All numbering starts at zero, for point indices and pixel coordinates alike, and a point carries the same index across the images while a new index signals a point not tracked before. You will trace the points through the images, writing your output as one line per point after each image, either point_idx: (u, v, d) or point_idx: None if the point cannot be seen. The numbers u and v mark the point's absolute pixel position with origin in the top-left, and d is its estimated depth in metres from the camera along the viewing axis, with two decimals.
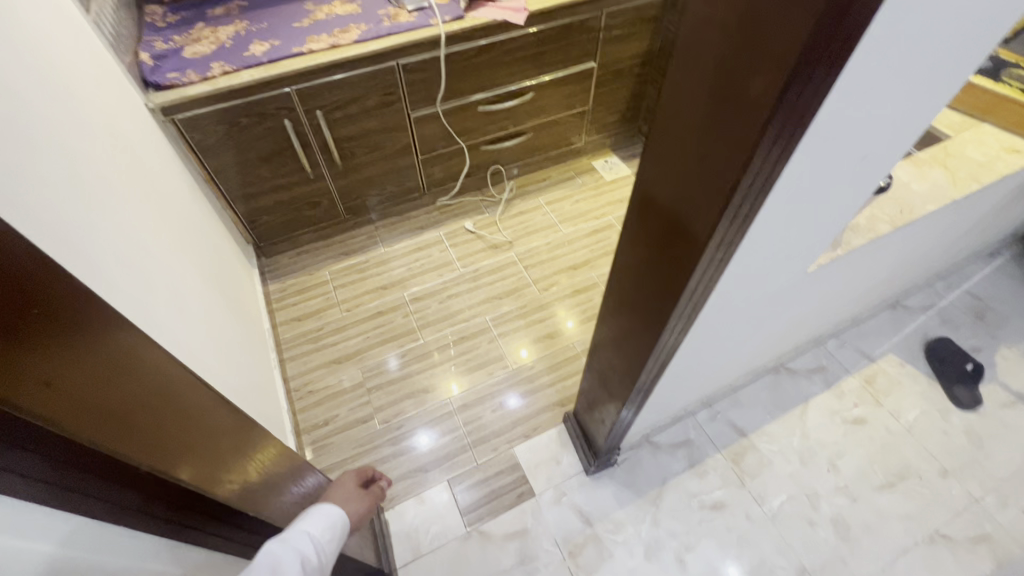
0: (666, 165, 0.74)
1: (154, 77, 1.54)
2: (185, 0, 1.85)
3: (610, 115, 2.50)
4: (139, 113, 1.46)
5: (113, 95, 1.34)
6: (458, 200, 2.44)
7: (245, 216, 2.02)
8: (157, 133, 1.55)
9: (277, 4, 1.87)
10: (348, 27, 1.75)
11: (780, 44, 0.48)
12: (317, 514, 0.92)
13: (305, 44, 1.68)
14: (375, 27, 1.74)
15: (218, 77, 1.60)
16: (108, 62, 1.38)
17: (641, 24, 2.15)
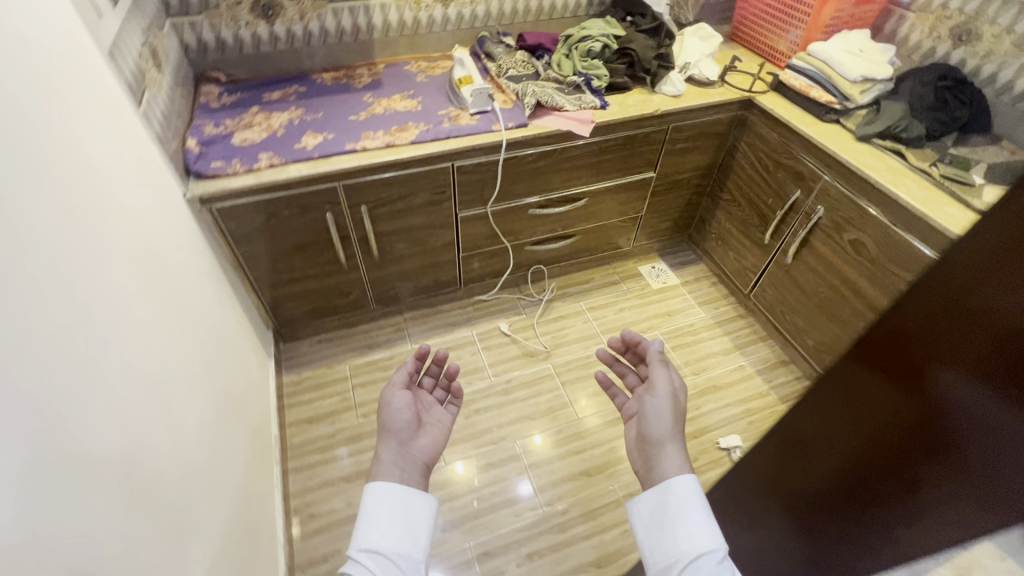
0: (779, 488, 0.58)
1: (199, 165, 1.45)
2: (243, 81, 1.81)
3: (662, 222, 2.38)
4: (174, 201, 1.35)
5: (151, 189, 1.23)
6: (495, 296, 2.29)
7: (270, 302, 1.88)
8: (192, 221, 1.43)
9: (335, 92, 1.82)
10: (406, 125, 1.66)
11: (990, 487, 0.33)
12: (376, 496, 1.05)
13: (360, 141, 1.59)
14: (434, 129, 1.65)
15: (265, 169, 1.50)
16: (151, 153, 1.28)
17: (706, 139, 2.06)
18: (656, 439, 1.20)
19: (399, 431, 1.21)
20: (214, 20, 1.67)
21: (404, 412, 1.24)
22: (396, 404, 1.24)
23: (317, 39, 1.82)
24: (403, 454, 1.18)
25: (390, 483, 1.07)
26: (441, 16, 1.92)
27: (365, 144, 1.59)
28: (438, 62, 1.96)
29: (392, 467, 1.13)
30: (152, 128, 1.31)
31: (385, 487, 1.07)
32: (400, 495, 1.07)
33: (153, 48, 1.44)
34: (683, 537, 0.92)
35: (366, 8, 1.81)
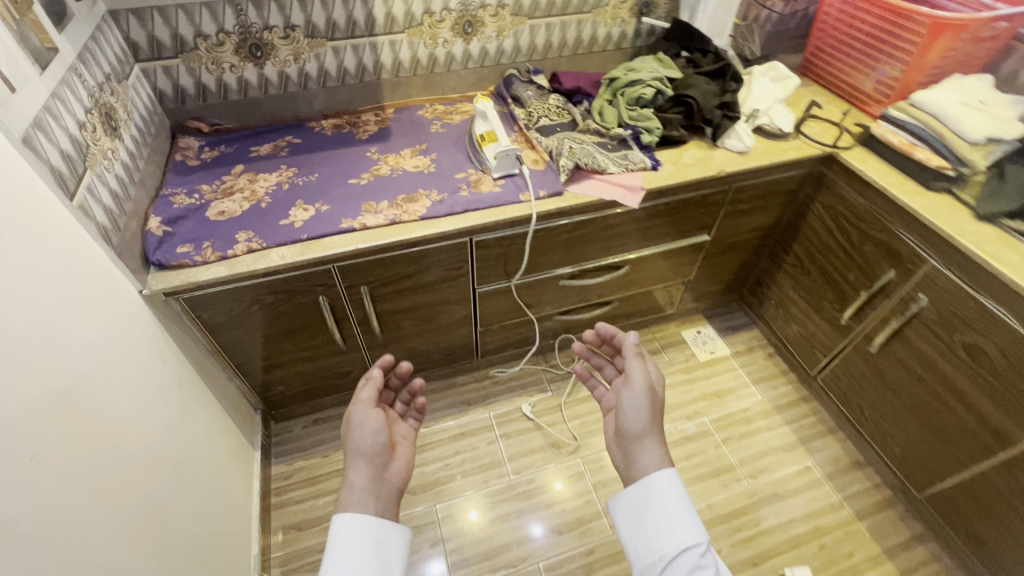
0: None
1: (161, 251, 1.18)
2: (229, 130, 1.54)
3: (711, 284, 2.05)
4: (118, 302, 1.07)
5: (81, 301, 0.95)
6: (516, 368, 2.00)
7: (258, 385, 1.62)
8: (146, 320, 1.16)
9: (334, 144, 1.54)
10: (416, 193, 1.38)
11: None
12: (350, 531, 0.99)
13: (359, 216, 1.31)
14: (450, 198, 1.36)
15: (241, 255, 1.22)
16: (90, 250, 1.00)
17: (773, 199, 1.73)
18: (634, 438, 1.16)
19: (370, 460, 1.11)
20: (192, 64, 1.40)
21: (377, 440, 1.12)
22: (364, 431, 1.13)
23: (315, 81, 1.55)
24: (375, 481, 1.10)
25: (364, 514, 1.03)
26: (462, 52, 1.63)
27: (364, 219, 1.30)
28: (457, 106, 1.67)
29: (364, 496, 1.06)
30: (97, 216, 1.03)
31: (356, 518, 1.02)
32: (372, 530, 1.01)
33: (110, 106, 1.17)
34: (666, 533, 1.00)
35: (372, 46, 1.52)
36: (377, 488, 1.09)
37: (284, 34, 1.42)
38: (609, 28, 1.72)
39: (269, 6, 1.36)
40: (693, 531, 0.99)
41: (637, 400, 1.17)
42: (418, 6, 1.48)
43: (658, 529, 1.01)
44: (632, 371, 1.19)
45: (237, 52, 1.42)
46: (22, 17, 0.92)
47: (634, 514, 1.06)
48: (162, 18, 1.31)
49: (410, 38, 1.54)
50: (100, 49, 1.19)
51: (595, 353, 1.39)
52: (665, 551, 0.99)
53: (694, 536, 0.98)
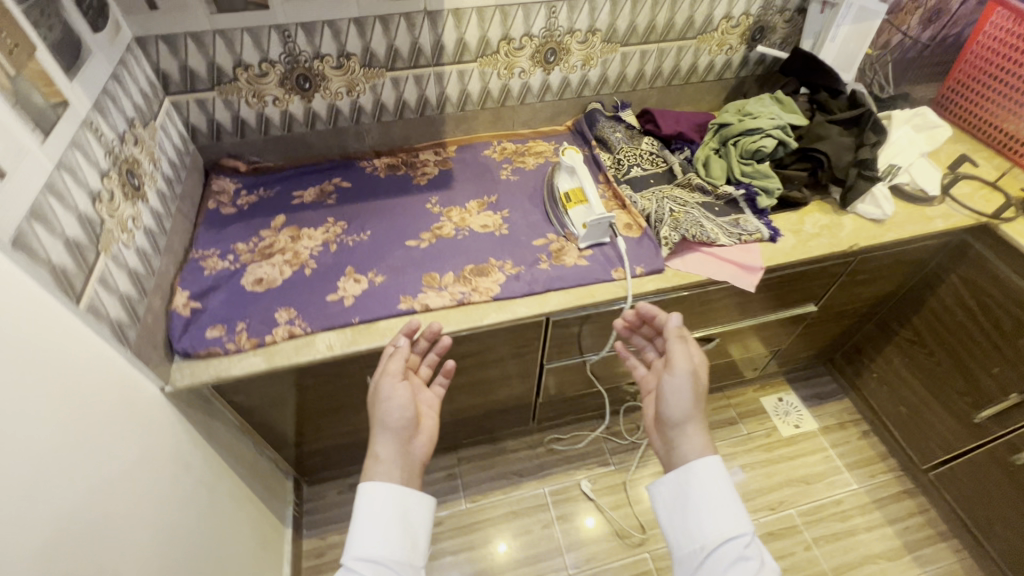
0: None
1: (188, 338, 0.98)
2: (269, 169, 1.33)
3: (803, 351, 1.78)
4: (136, 410, 0.86)
5: (94, 427, 0.75)
6: (574, 434, 1.78)
7: (292, 455, 1.44)
8: (167, 418, 0.95)
9: (388, 191, 1.32)
10: (486, 263, 1.15)
11: None
12: (382, 509, 0.86)
13: (419, 293, 1.09)
14: (527, 273, 1.13)
15: (280, 342, 1.02)
16: (105, 358, 0.79)
17: (901, 268, 1.45)
18: (678, 422, 0.97)
19: (398, 431, 0.92)
20: (229, 97, 1.19)
21: (405, 409, 0.93)
22: (393, 401, 0.92)
23: (369, 115, 1.32)
24: (404, 450, 0.92)
25: (392, 483, 0.88)
26: (539, 84, 1.38)
27: (425, 298, 1.08)
28: (529, 145, 1.43)
29: (391, 468, 0.90)
30: (111, 311, 0.82)
31: (385, 489, 0.87)
32: (399, 499, 0.88)
33: (132, 160, 0.97)
34: (709, 523, 0.88)
35: (437, 76, 1.29)
36: (404, 458, 0.91)
37: (337, 63, 1.20)
38: (713, 57, 1.45)
39: (321, 33, 1.14)
40: (742, 520, 0.88)
41: (683, 379, 0.96)
42: (495, 31, 1.24)
43: (700, 517, 0.89)
44: (676, 348, 0.98)
45: (282, 84, 1.20)
46: (20, 69, 0.71)
47: (676, 501, 0.93)
48: (197, 45, 1.10)
49: (482, 67, 1.30)
50: (122, 88, 0.98)
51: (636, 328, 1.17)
52: (706, 540, 0.88)
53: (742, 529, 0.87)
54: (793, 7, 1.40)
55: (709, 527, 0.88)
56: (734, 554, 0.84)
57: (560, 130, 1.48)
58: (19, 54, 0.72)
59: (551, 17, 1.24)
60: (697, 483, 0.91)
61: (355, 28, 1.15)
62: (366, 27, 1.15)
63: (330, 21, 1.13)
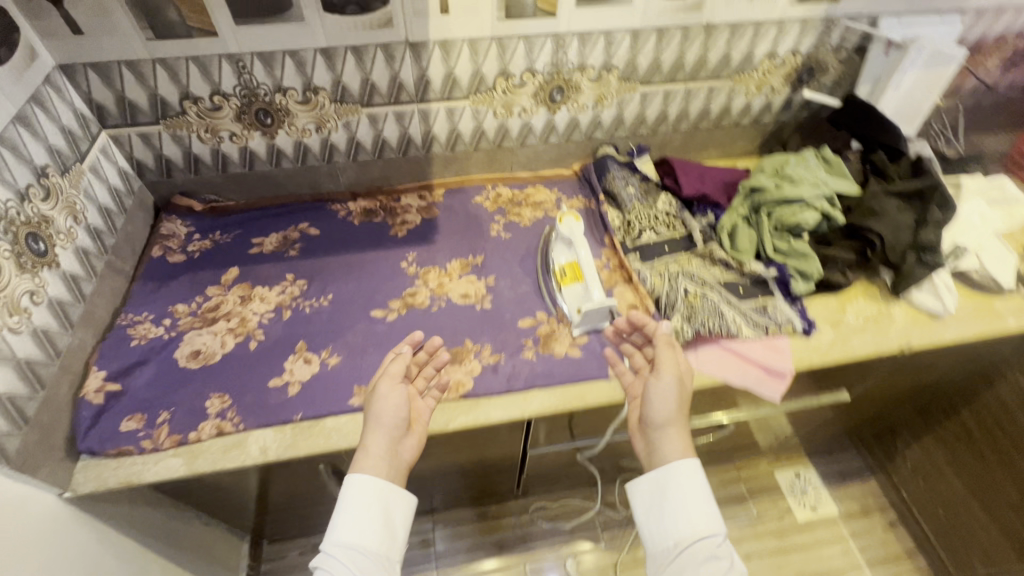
0: None
1: (96, 434, 0.83)
2: (229, 207, 1.16)
3: (827, 429, 1.57)
4: (17, 534, 0.72)
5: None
6: (563, 503, 1.61)
7: (244, 523, 1.30)
8: (66, 525, 0.82)
9: (360, 244, 1.14)
10: (461, 347, 0.97)
11: None
12: (363, 504, 0.76)
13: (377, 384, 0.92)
14: (508, 363, 0.95)
15: (207, 439, 0.86)
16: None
17: (955, 359, 1.22)
18: (661, 423, 0.83)
19: (392, 430, 0.81)
20: (178, 131, 1.03)
21: (403, 409, 0.82)
22: (387, 400, 0.81)
23: (343, 154, 1.15)
24: (392, 450, 0.81)
25: (379, 478, 0.78)
26: (542, 124, 1.18)
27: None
28: (528, 193, 1.24)
29: (382, 463, 0.79)
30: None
31: (370, 484, 0.77)
32: (383, 495, 0.77)
33: (38, 221, 0.81)
34: (684, 521, 0.76)
35: (421, 114, 1.10)
36: (391, 458, 0.80)
37: (302, 97, 1.02)
38: (750, 99, 1.24)
39: (282, 64, 0.96)
40: (715, 522, 0.76)
41: (670, 379, 0.83)
42: (490, 66, 1.05)
43: (677, 513, 0.77)
44: (664, 350, 0.85)
45: (239, 119, 1.03)
46: None
47: (656, 493, 0.80)
48: (134, 74, 0.93)
49: (474, 105, 1.11)
50: (32, 131, 0.82)
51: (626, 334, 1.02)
52: (680, 536, 0.76)
53: (716, 533, 0.75)
54: (851, 46, 1.17)
55: (687, 524, 0.76)
56: (706, 555, 0.73)
57: (566, 173, 1.29)
58: None
59: (558, 51, 1.05)
60: (678, 486, 0.78)
61: (322, 59, 0.97)
62: (336, 58, 0.97)
63: (292, 51, 0.95)
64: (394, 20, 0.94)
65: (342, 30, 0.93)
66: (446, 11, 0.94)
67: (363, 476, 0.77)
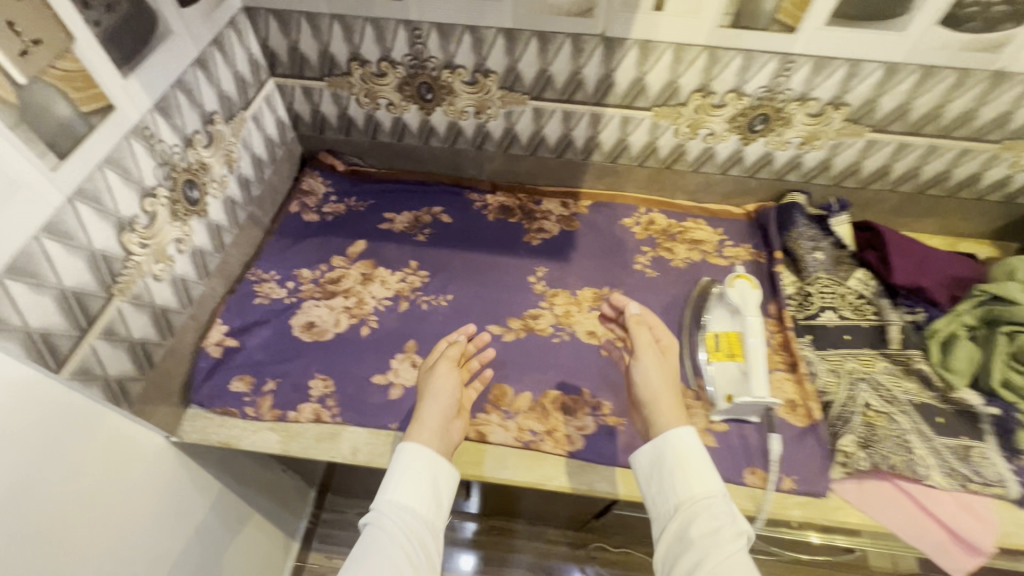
0: None
1: (208, 388, 0.83)
2: (369, 174, 1.12)
3: None
4: (112, 477, 0.68)
5: (36, 535, 0.57)
6: (625, 552, 1.45)
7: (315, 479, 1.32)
8: (166, 469, 0.79)
9: (491, 243, 1.05)
10: (577, 397, 0.86)
11: None
12: (415, 470, 0.67)
13: (479, 413, 0.84)
14: (627, 432, 0.82)
15: (303, 422, 0.83)
16: (59, 435, 0.59)
17: None
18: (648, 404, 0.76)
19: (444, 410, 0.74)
20: (339, 91, 0.98)
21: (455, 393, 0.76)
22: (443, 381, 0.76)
23: (495, 143, 1.05)
24: (446, 428, 0.73)
25: (430, 449, 0.69)
26: (728, 153, 0.99)
27: (481, 424, 0.82)
28: (686, 226, 1.07)
29: (435, 439, 0.71)
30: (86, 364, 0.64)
31: (423, 454, 0.68)
32: (432, 466, 0.68)
33: (197, 167, 0.80)
34: (687, 484, 0.65)
35: (592, 117, 0.96)
36: (446, 435, 0.72)
37: (470, 78, 0.92)
38: (1012, 174, 0.95)
39: (459, 39, 0.86)
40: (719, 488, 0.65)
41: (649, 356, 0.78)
42: (690, 78, 0.87)
43: (678, 479, 0.66)
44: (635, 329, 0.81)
45: (400, 89, 0.96)
46: (39, 75, 0.53)
47: (655, 467, 0.69)
48: (312, 28, 0.88)
49: (655, 118, 0.95)
50: (207, 74, 0.79)
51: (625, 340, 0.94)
52: (681, 500, 0.65)
53: (722, 502, 0.63)
54: None
55: (683, 488, 0.65)
56: (710, 518, 0.62)
57: (736, 212, 1.09)
58: (39, 54, 0.53)
59: (780, 74, 0.85)
60: (673, 451, 0.68)
61: (503, 41, 0.86)
62: (518, 43, 0.85)
63: (474, 27, 0.84)
64: (596, 10, 0.79)
65: (534, 12, 0.81)
66: (661, 9, 0.78)
67: (415, 446, 0.68)
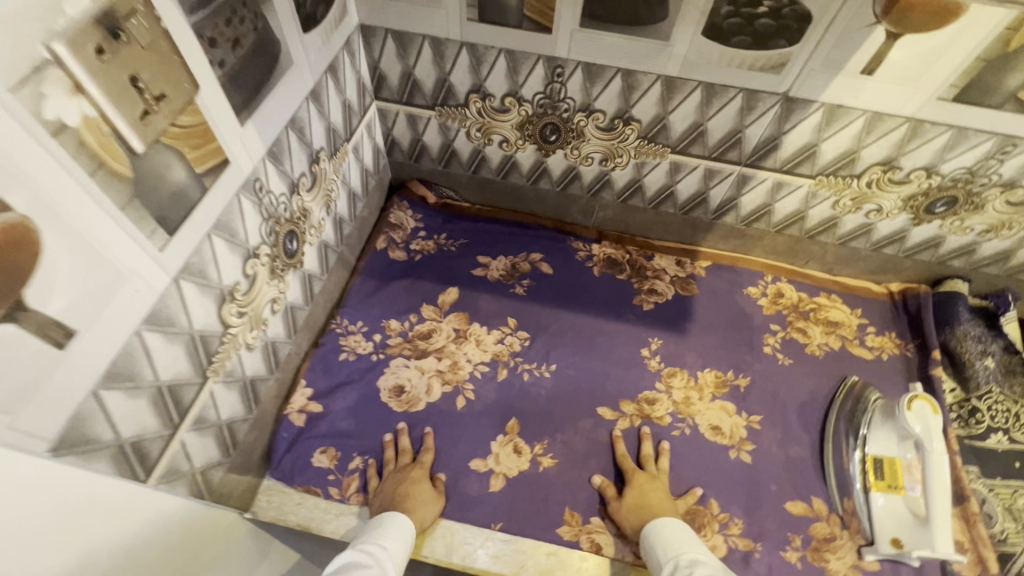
0: None
1: (293, 465, 0.74)
2: (463, 211, 1.00)
3: None
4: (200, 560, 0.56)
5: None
6: None
7: None
8: (226, 544, 0.63)
9: (596, 303, 0.92)
10: (704, 507, 0.73)
11: None
12: (387, 525, 0.64)
13: (592, 518, 0.73)
14: (761, 558, 0.70)
15: None
16: (107, 509, 0.43)
17: None
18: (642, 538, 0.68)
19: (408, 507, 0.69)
20: (449, 122, 0.86)
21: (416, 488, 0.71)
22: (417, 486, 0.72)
23: (614, 193, 0.92)
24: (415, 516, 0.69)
25: (405, 520, 0.66)
26: (890, 231, 0.86)
27: (596, 532, 0.72)
28: (819, 302, 0.93)
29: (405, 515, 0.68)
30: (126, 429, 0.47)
31: (399, 522, 0.65)
32: (401, 528, 0.64)
33: (299, 215, 0.69)
34: (678, 546, 0.62)
35: (738, 178, 0.83)
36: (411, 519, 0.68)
37: (608, 124, 0.79)
38: None
39: (608, 82, 0.73)
40: (700, 547, 0.62)
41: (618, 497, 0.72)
42: (877, 150, 0.73)
43: (671, 544, 0.62)
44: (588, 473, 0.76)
45: (520, 128, 0.83)
46: (159, 137, 0.42)
47: (654, 538, 0.64)
48: (435, 54, 0.76)
49: (815, 187, 0.81)
50: (319, 107, 0.68)
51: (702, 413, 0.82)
52: (676, 560, 0.60)
53: (695, 551, 0.61)
54: None
55: (659, 549, 0.63)
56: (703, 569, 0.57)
57: (875, 289, 0.94)
58: (160, 114, 0.41)
59: (991, 157, 0.71)
60: (651, 529, 0.66)
61: (660, 89, 0.72)
62: (678, 93, 0.72)
63: (629, 71, 0.71)
64: (788, 66, 0.66)
65: (710, 62, 0.67)
66: (872, 72, 0.64)
67: (394, 515, 0.66)
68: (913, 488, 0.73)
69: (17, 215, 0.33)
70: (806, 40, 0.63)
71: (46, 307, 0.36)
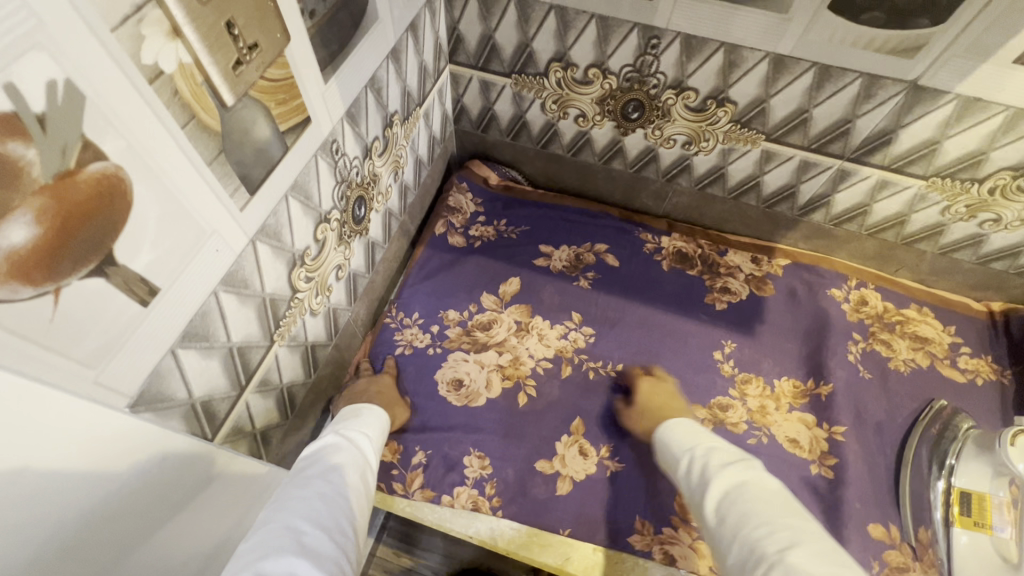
0: None
1: None
2: (528, 192, 0.97)
3: None
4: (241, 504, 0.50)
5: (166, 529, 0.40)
6: None
7: None
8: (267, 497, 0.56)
9: (660, 297, 0.88)
10: None
11: None
12: (364, 417, 0.63)
13: (665, 527, 0.69)
14: None
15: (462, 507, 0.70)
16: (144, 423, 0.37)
17: None
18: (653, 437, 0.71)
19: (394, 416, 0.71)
20: (524, 92, 0.81)
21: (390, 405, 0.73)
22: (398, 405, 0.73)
23: (692, 179, 0.86)
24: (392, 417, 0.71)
25: (382, 419, 0.65)
26: (1003, 244, 0.77)
27: (669, 543, 0.68)
28: (908, 315, 0.85)
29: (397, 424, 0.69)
30: (38, 401, 0.29)
31: (375, 421, 0.63)
32: (377, 428, 0.63)
33: (369, 180, 0.66)
34: (695, 439, 0.57)
35: (837, 173, 0.75)
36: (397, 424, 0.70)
37: (699, 104, 0.73)
38: None
39: (708, 57, 0.67)
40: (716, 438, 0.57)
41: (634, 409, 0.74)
42: (1010, 153, 0.65)
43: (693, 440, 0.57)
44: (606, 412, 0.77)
45: (601, 103, 0.78)
46: (248, 90, 0.40)
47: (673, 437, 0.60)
48: (519, 16, 0.71)
49: (925, 189, 0.73)
50: (398, 67, 0.64)
51: (778, 424, 0.77)
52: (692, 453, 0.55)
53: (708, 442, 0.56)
54: None
55: (673, 447, 0.58)
56: (722, 463, 0.51)
57: (976, 307, 0.86)
58: (252, 64, 0.39)
59: None
60: (662, 428, 0.63)
61: (766, 68, 0.66)
62: (787, 73, 0.65)
63: (734, 46, 0.65)
64: (925, 50, 0.58)
65: (830, 41, 0.60)
66: None
67: (370, 410, 0.65)
68: (1003, 529, 0.65)
69: (110, 164, 0.31)
70: (953, 19, 0.54)
71: (133, 264, 0.35)
